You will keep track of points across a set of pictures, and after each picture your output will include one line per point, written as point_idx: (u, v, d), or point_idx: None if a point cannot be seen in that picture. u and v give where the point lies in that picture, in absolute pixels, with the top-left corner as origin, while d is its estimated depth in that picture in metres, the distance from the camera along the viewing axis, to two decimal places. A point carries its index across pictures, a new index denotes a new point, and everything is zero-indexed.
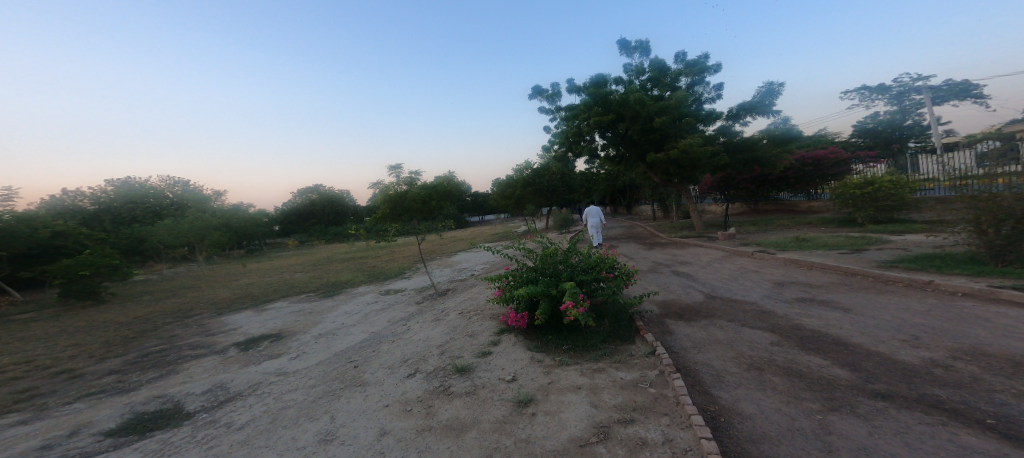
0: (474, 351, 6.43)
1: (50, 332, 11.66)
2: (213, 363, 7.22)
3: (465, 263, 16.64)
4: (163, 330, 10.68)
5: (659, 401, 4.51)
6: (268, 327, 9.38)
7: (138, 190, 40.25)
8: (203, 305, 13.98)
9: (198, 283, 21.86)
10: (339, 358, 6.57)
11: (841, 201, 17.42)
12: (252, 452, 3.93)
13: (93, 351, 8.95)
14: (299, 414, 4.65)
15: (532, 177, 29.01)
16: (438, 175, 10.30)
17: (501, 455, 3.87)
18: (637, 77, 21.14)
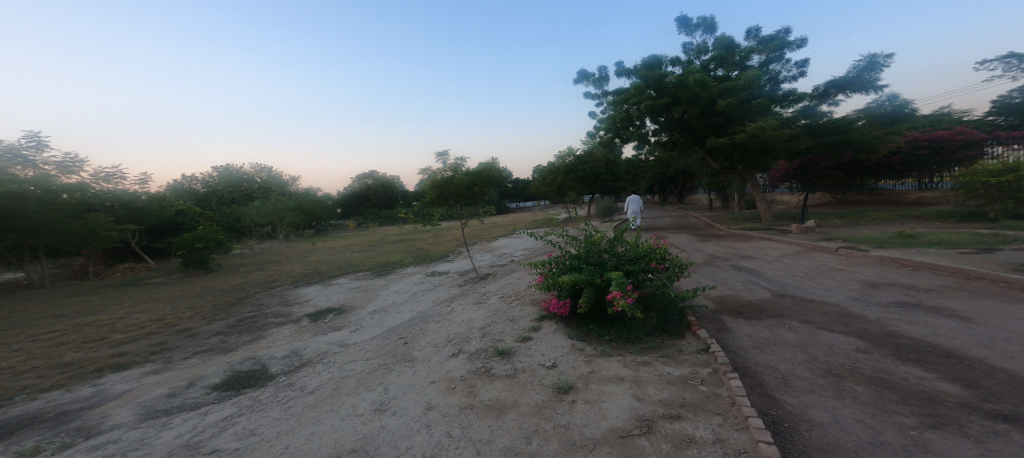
0: (516, 335, 6.56)
1: (170, 295, 13.62)
2: (289, 331, 8.00)
3: (506, 248, 16.81)
4: (253, 298, 12.10)
5: (711, 400, 4.35)
6: (333, 301, 10.25)
7: (235, 175, 45.34)
8: (283, 278, 15.52)
9: (279, 258, 24.28)
10: (391, 334, 6.99)
11: (967, 192, 15.32)
12: (320, 415, 4.33)
13: (202, 313, 10.34)
14: (357, 383, 5.02)
15: (575, 164, 28.52)
16: (482, 161, 10.36)
17: (539, 439, 3.99)
18: (698, 56, 19.83)
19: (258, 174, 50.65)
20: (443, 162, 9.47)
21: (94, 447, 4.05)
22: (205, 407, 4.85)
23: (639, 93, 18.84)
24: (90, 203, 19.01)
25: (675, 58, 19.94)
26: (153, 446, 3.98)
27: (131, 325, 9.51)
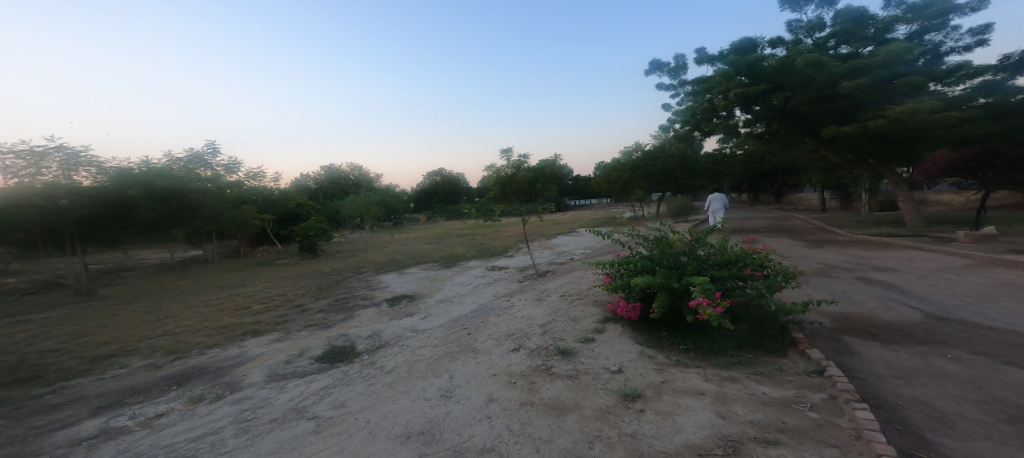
0: (579, 336, 6.44)
1: (290, 275, 16.10)
2: (371, 313, 8.83)
3: (567, 246, 16.52)
4: (345, 281, 13.61)
5: (823, 429, 3.77)
6: (406, 288, 11.10)
7: (333, 174, 51.57)
8: (369, 265, 17.26)
9: (365, 247, 27.11)
10: (455, 324, 7.34)
11: None
12: (395, 395, 4.68)
13: (310, 292, 11.91)
14: (426, 368, 5.35)
15: (642, 161, 26.69)
16: (544, 158, 10.26)
17: (602, 445, 3.87)
18: (809, 34, 17.49)
19: (354, 171, 56.70)
20: (507, 159, 9.53)
21: (236, 401, 4.90)
22: (310, 376, 5.55)
23: (727, 80, 17.15)
24: (245, 196, 24.02)
25: (778, 38, 17.87)
26: (271, 407, 4.68)
27: (264, 298, 11.40)
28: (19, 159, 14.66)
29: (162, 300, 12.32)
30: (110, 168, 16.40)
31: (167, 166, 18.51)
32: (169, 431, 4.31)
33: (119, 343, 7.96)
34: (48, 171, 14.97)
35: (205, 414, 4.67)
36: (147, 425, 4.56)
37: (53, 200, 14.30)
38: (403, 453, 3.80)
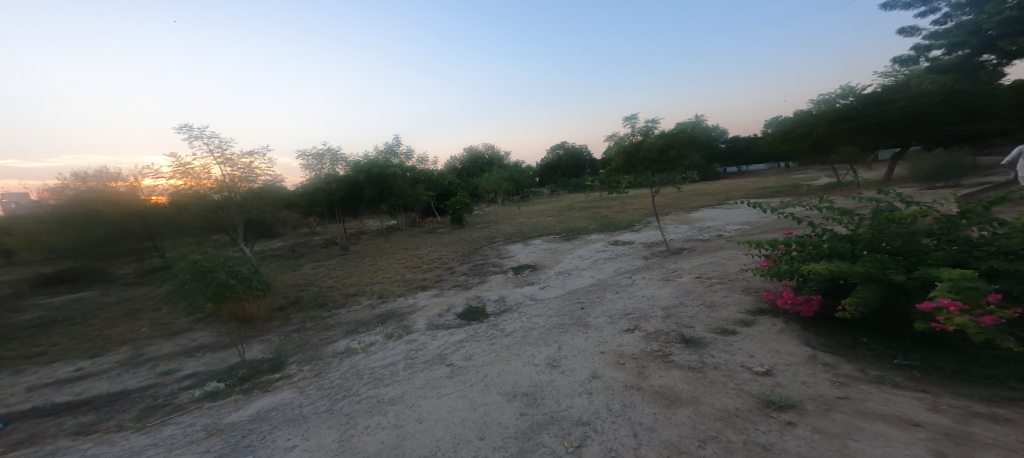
0: (711, 326, 5.64)
1: (444, 242, 18.70)
2: (500, 279, 9.56)
3: (711, 219, 14.07)
4: (480, 249, 15.05)
5: None
6: (530, 259, 11.57)
7: (473, 156, 56.22)
8: (499, 235, 18.59)
9: (496, 218, 29.20)
10: (571, 296, 7.42)
11: None
12: (509, 357, 5.05)
13: (456, 258, 13.48)
14: (539, 336, 5.65)
15: (856, 107, 19.52)
16: (678, 121, 8.90)
17: (718, 447, 3.35)
18: None
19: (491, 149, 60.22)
20: (631, 126, 8.61)
21: (408, 341, 5.91)
22: (454, 329, 6.32)
23: None
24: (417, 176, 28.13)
25: None
26: (427, 349, 5.52)
27: (429, 260, 13.43)
28: (312, 159, 19.89)
29: (364, 259, 16.05)
30: (350, 161, 20.96)
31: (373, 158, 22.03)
32: (374, 358, 5.45)
33: (359, 286, 10.37)
34: (324, 166, 20.03)
35: (384, 350, 5.66)
36: (364, 351, 5.78)
37: (329, 184, 19.73)
38: (507, 409, 4.11)
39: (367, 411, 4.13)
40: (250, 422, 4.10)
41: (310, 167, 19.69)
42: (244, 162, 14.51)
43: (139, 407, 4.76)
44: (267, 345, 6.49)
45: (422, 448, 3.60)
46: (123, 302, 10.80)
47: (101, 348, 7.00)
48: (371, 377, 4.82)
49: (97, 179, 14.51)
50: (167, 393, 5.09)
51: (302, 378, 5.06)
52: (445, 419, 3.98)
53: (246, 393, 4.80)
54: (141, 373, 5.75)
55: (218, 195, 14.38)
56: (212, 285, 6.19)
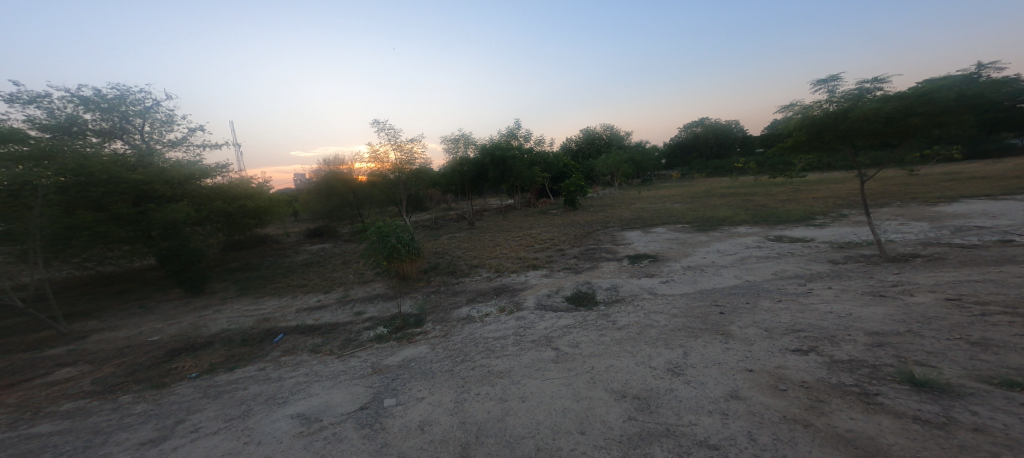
0: (978, 373, 2.95)
1: (557, 223, 17.64)
2: (613, 267, 8.30)
3: (982, 218, 8.87)
4: (592, 234, 13.58)
5: None
6: (650, 248, 9.82)
7: (587, 133, 48.61)
8: (616, 220, 16.46)
9: (616, 202, 25.96)
10: (705, 297, 5.75)
11: None
12: (621, 352, 4.33)
13: (567, 240, 12.60)
14: (657, 337, 4.54)
15: None
16: (923, 81, 6.42)
17: None
18: None
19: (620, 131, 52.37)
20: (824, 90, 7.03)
21: (517, 318, 5.89)
22: (562, 312, 5.95)
23: None
24: (538, 155, 26.47)
25: None
26: (536, 328, 5.42)
27: (542, 240, 13.05)
28: (449, 144, 20.96)
29: (485, 234, 16.14)
30: (480, 144, 21.24)
31: (498, 139, 22.03)
32: (489, 328, 5.73)
33: (480, 258, 10.82)
34: (459, 150, 21.06)
35: (498, 323, 5.87)
36: (481, 320, 6.14)
37: (461, 167, 20.76)
38: (614, 409, 3.39)
39: (479, 379, 4.31)
40: (398, 368, 4.93)
41: (448, 151, 20.90)
42: (411, 147, 16.54)
43: (341, 338, 6.25)
44: (414, 301, 7.53)
45: (522, 427, 3.43)
46: (342, 253, 14.63)
47: (329, 287, 9.47)
48: (485, 347, 5.07)
49: (331, 162, 19.67)
50: (357, 330, 6.50)
51: (435, 335, 5.78)
52: (546, 404, 3.67)
53: (397, 341, 5.80)
54: (345, 311, 7.50)
55: (392, 175, 16.70)
56: (386, 245, 7.41)
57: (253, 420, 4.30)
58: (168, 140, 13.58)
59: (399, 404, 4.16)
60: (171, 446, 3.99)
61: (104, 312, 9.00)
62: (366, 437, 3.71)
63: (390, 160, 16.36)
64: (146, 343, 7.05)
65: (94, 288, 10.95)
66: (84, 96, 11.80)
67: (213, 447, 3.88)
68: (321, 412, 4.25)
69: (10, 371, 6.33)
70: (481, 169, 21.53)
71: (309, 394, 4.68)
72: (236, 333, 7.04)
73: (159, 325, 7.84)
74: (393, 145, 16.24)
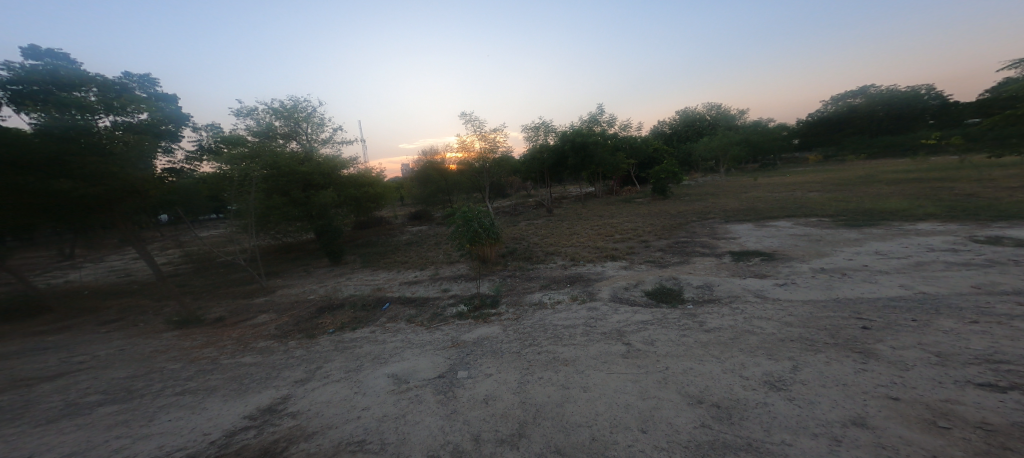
0: None
1: (642, 212, 16.34)
2: (709, 263, 7.30)
3: None
4: (687, 225, 12.17)
5: None
6: (765, 244, 8.25)
7: (686, 116, 42.46)
8: (718, 211, 14.39)
9: (721, 190, 22.71)
10: (844, 307, 4.57)
11: None
12: (704, 356, 3.83)
13: (654, 231, 11.57)
14: (758, 346, 3.86)
15: None
16: None
17: None
18: None
19: (731, 111, 44.85)
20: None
21: (589, 308, 5.65)
22: (639, 307, 5.51)
23: None
24: (621, 142, 24.92)
25: None
26: (608, 321, 5.11)
27: (623, 229, 12.25)
28: (530, 132, 21.31)
29: (562, 221, 15.86)
30: (559, 131, 21.11)
31: (579, 126, 21.58)
32: (559, 315, 5.62)
33: (556, 245, 10.70)
34: (539, 137, 21.22)
35: (568, 311, 5.71)
36: (553, 306, 6.06)
37: (540, 154, 20.96)
38: (686, 413, 3.03)
39: (543, 364, 4.26)
40: (473, 344, 5.20)
41: (530, 139, 21.29)
42: (495, 136, 17.43)
43: (430, 311, 6.92)
44: (492, 283, 7.87)
45: (579, 416, 3.28)
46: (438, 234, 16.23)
47: (423, 264, 10.62)
48: (553, 334, 4.98)
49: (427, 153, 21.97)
50: (442, 305, 7.12)
51: (507, 317, 5.93)
52: (608, 397, 3.44)
53: (474, 319, 6.13)
54: (435, 287, 8.29)
55: (478, 163, 17.81)
56: (468, 228, 8.16)
57: (362, 374, 5.03)
58: (322, 139, 17.17)
59: (470, 377, 4.37)
60: (311, 386, 4.90)
61: (282, 274, 11.78)
62: (439, 402, 3.98)
63: (476, 149, 17.48)
64: (304, 301, 8.96)
65: (279, 256, 14.40)
66: (275, 108, 15.89)
67: (334, 392, 4.64)
68: (409, 375, 4.73)
69: (232, 313, 8.77)
70: (562, 156, 21.33)
71: (403, 358, 5.29)
72: (359, 299, 8.40)
73: (312, 288, 9.87)
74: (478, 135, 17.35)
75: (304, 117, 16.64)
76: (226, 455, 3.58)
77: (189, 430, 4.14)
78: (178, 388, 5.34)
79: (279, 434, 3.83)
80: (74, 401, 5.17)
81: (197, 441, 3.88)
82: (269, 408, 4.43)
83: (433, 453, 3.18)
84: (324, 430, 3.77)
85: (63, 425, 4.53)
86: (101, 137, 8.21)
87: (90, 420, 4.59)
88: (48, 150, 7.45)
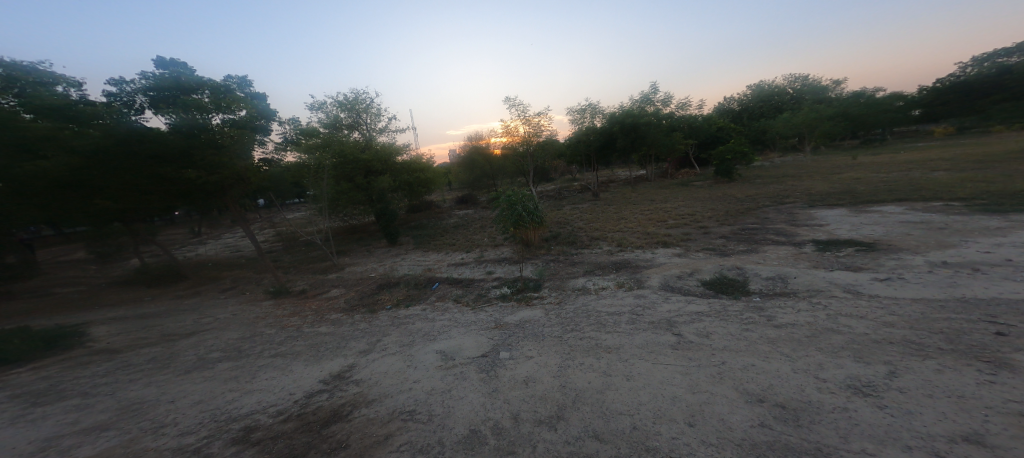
0: None
1: (701, 196, 15.31)
2: (784, 253, 6.72)
3: None
4: (760, 210, 11.21)
5: None
6: (866, 233, 7.34)
7: (759, 90, 38.34)
8: (796, 195, 13.06)
9: (803, 171, 20.49)
10: (970, 308, 3.94)
11: None
12: (771, 353, 3.55)
13: (715, 216, 10.83)
14: (843, 346, 3.49)
15: None
16: None
17: None
18: None
19: (820, 80, 39.36)
20: None
21: (636, 295, 5.48)
22: (694, 297, 5.24)
23: None
24: (676, 123, 23.49)
25: None
26: (657, 310, 4.92)
27: (677, 215, 11.61)
28: (575, 114, 20.73)
29: (609, 206, 15.38)
30: (608, 113, 20.27)
31: (629, 106, 20.56)
32: (603, 302, 5.50)
33: (603, 230, 10.38)
34: (586, 120, 20.54)
35: (614, 298, 5.58)
36: (597, 292, 5.95)
37: (585, 136, 20.37)
38: (741, 410, 2.84)
39: (585, 350, 4.21)
40: (515, 326, 5.28)
41: (575, 121, 20.75)
42: (538, 120, 17.18)
43: (474, 292, 7.12)
44: (535, 267, 7.86)
45: (621, 403, 3.22)
46: (482, 217, 16.54)
47: (468, 247, 10.90)
48: (596, 320, 4.90)
49: (472, 139, 22.25)
50: (486, 287, 7.28)
51: (549, 301, 5.94)
52: (653, 387, 3.32)
53: (516, 301, 6.21)
54: (479, 269, 8.49)
55: (521, 148, 17.69)
56: (513, 212, 8.27)
57: (413, 349, 5.32)
58: (380, 127, 18.04)
59: (511, 358, 4.45)
60: (372, 357, 5.27)
61: (349, 253, 12.71)
62: (481, 380, 4.10)
63: (520, 133, 17.32)
64: (365, 278, 9.60)
65: (346, 236, 15.54)
66: (341, 100, 16.93)
67: (390, 363, 4.95)
68: (454, 352, 4.92)
69: (311, 287, 9.66)
70: (609, 138, 20.55)
71: (449, 336, 5.50)
72: (415, 277, 8.82)
73: (373, 266, 10.55)
74: (521, 120, 17.20)
75: (367, 110, 17.57)
76: (305, 413, 3.98)
77: (279, 388, 4.65)
78: (274, 351, 6.01)
79: (345, 399, 4.17)
80: (202, 356, 6.02)
81: (285, 400, 4.35)
82: (338, 374, 4.85)
83: (474, 427, 3.29)
84: (381, 399, 4.04)
85: (195, 375, 5.32)
86: (215, 133, 8.92)
87: (212, 373, 5.34)
88: (178, 145, 8.58)
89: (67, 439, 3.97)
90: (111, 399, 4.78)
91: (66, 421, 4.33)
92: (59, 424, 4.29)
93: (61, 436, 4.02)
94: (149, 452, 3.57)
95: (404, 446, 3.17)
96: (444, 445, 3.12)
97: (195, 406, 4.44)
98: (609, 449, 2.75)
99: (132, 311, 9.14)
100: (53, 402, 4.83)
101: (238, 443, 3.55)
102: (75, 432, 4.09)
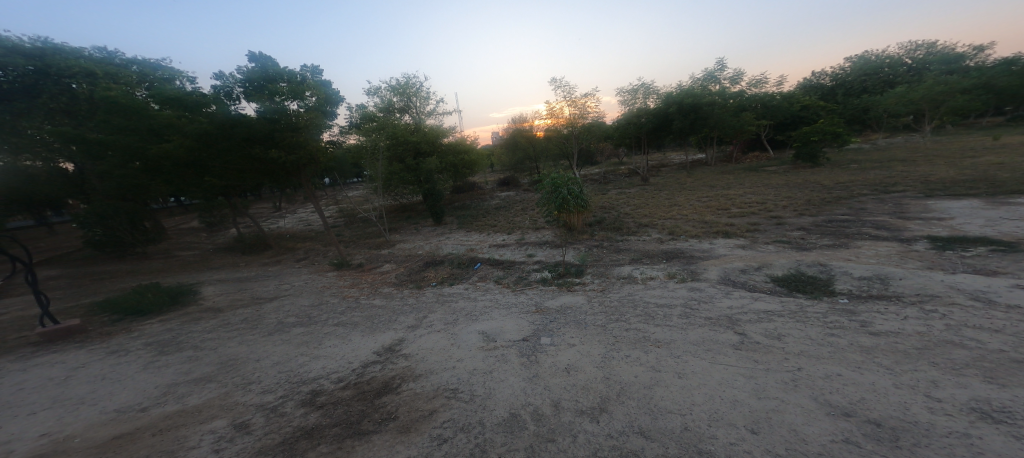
0: None
1: (776, 183, 14.22)
2: (885, 250, 6.07)
3: None
4: (855, 200, 10.16)
5: None
6: (1006, 230, 6.40)
7: (863, 64, 33.98)
8: (905, 184, 11.64)
9: (914, 156, 18.16)
10: None
11: None
12: (863, 364, 3.20)
13: (794, 206, 10.00)
14: (967, 364, 3.06)
15: None
16: None
17: None
18: None
19: (954, 48, 33.61)
20: None
21: (691, 288, 5.17)
22: (761, 293, 4.89)
23: None
24: (744, 104, 21.92)
25: None
26: (714, 305, 4.64)
27: (745, 203, 10.87)
28: (626, 95, 19.85)
29: (661, 191, 14.68)
30: (662, 94, 19.20)
31: (690, 85, 19.38)
32: (652, 292, 5.26)
33: (652, 217, 9.91)
34: (638, 101, 19.56)
35: (664, 288, 5.33)
36: (644, 282, 5.71)
37: (639, 117, 19.52)
38: (820, 423, 2.59)
39: (631, 342, 4.04)
40: (556, 311, 5.18)
41: (625, 102, 19.87)
42: (585, 101, 16.59)
43: (516, 274, 7.09)
44: (577, 252, 7.66)
45: (670, 402, 3.04)
46: (525, 200, 16.40)
47: (509, 229, 10.85)
48: (644, 312, 4.68)
49: (515, 121, 21.99)
50: (527, 270, 7.21)
51: (592, 288, 5.79)
52: (708, 388, 3.12)
53: (558, 286, 6.09)
54: (520, 251, 8.45)
55: (566, 129, 17.28)
56: (558, 195, 8.08)
57: (456, 327, 5.38)
58: (429, 111, 18.24)
59: (553, 344, 4.36)
60: (420, 333, 5.38)
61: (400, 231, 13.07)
62: (522, 365, 4.04)
63: (565, 115, 16.87)
64: (413, 255, 9.83)
65: (398, 215, 16.01)
66: (395, 84, 17.28)
67: (435, 340, 5.03)
68: (496, 334, 4.90)
69: (369, 261, 10.02)
70: (664, 120, 19.52)
71: (490, 317, 5.50)
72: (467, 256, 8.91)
73: (420, 244, 10.79)
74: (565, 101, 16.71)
75: (421, 96, 17.80)
76: (361, 383, 4.12)
77: (342, 356, 4.86)
78: (338, 320, 6.29)
79: (395, 372, 4.29)
80: (282, 320, 6.43)
81: (345, 367, 4.54)
82: (389, 348, 4.98)
83: (514, 412, 3.25)
84: (427, 375, 4.11)
85: (276, 338, 5.68)
86: (291, 116, 9.23)
87: (290, 336, 5.68)
88: (264, 130, 8.97)
89: (182, 387, 4.38)
90: (216, 354, 5.23)
91: (180, 370, 4.80)
92: (176, 372, 4.76)
93: (178, 384, 4.44)
94: (240, 406, 3.86)
95: (447, 423, 3.20)
96: (485, 426, 3.11)
97: (276, 366, 4.74)
98: (655, 448, 2.61)
99: (212, 275, 10.00)
100: (174, 352, 5.38)
101: (306, 406, 3.74)
102: (189, 381, 4.50)
